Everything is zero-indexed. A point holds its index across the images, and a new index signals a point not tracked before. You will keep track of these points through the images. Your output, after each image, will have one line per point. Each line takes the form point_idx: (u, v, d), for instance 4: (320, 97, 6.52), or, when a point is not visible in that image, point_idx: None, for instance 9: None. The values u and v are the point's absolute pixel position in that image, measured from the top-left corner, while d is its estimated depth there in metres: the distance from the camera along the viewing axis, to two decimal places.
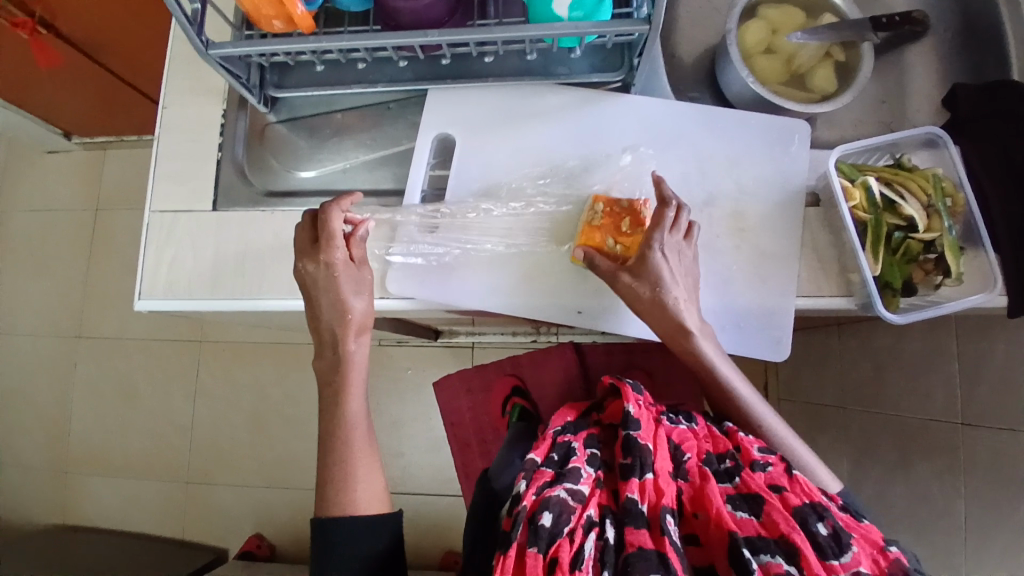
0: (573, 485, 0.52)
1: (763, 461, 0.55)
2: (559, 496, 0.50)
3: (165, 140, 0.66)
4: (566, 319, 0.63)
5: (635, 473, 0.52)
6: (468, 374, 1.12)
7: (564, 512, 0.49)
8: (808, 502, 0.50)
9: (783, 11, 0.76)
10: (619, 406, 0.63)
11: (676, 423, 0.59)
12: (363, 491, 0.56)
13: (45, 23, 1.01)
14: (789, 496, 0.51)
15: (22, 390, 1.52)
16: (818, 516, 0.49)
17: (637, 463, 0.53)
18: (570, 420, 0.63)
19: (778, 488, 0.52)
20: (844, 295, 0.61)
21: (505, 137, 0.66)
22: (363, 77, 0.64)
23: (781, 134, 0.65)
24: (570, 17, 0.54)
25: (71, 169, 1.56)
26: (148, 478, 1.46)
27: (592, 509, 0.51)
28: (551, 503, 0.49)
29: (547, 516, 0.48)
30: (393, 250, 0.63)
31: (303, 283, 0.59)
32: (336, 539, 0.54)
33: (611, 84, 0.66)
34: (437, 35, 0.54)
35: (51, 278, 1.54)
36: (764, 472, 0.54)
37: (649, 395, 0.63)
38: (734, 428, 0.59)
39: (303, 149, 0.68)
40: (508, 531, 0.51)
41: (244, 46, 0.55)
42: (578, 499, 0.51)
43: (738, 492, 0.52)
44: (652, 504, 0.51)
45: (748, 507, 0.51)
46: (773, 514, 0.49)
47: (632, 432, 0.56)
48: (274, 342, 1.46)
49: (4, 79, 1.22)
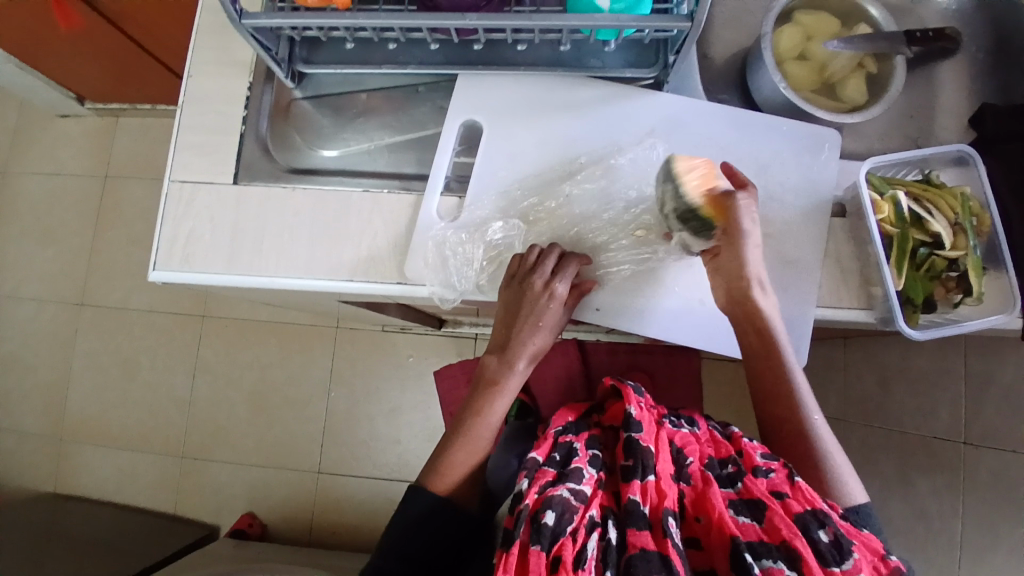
0: (575, 484, 0.52)
1: (766, 466, 0.54)
2: (562, 496, 0.50)
3: (188, 109, 0.66)
4: (583, 314, 0.63)
5: (637, 476, 0.52)
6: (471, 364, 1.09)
7: (567, 512, 0.49)
8: (809, 508, 0.49)
9: (818, 18, 0.76)
10: (619, 408, 0.62)
11: (678, 427, 0.59)
12: (462, 466, 0.61)
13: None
14: (791, 503, 0.50)
15: (22, 354, 1.51)
16: (819, 523, 0.48)
17: (638, 466, 0.53)
18: (571, 420, 0.61)
19: (780, 494, 0.51)
20: (863, 308, 0.61)
21: (534, 126, 0.64)
22: (392, 58, 0.64)
23: (811, 142, 0.64)
24: (611, 10, 0.54)
25: (82, 135, 1.55)
26: (144, 449, 1.46)
27: (595, 510, 0.51)
28: (554, 503, 0.49)
29: (550, 516, 0.48)
30: (442, 230, 0.61)
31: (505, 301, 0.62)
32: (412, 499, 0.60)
33: (642, 81, 0.65)
34: (475, 19, 0.53)
35: (56, 243, 1.53)
36: (767, 478, 0.53)
37: (650, 398, 0.62)
38: (738, 433, 0.60)
39: (328, 128, 0.67)
40: (510, 530, 0.50)
41: (276, 17, 0.54)
42: (581, 499, 0.51)
43: (740, 497, 0.52)
44: (654, 506, 0.51)
45: (749, 512, 0.50)
46: (774, 519, 0.49)
47: (633, 434, 0.55)
48: (277, 322, 1.45)
49: (21, 40, 1.21)
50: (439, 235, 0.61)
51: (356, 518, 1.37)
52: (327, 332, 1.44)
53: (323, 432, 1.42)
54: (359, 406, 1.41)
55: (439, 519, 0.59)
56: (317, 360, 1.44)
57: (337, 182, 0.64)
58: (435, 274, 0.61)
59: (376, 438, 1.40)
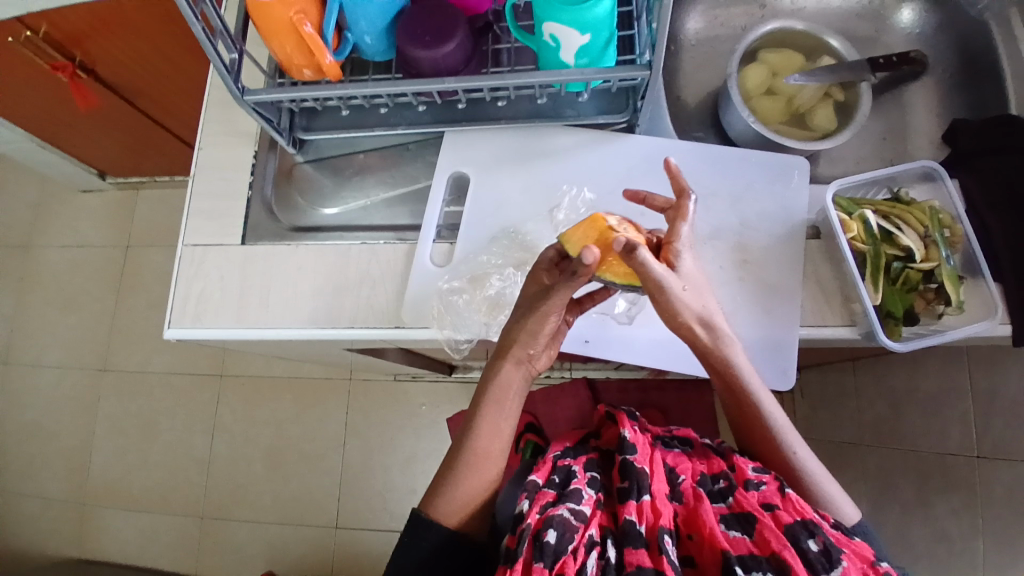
0: (575, 505, 0.53)
1: (757, 479, 0.54)
2: (562, 516, 0.51)
3: (200, 179, 0.71)
4: (573, 347, 0.65)
5: (634, 496, 0.54)
6: None
7: (567, 531, 0.50)
8: (799, 519, 0.50)
9: (782, 56, 0.81)
10: (614, 434, 0.66)
11: (672, 450, 0.62)
12: (468, 497, 0.59)
13: (84, 66, 1.08)
14: (781, 513, 0.51)
15: (47, 422, 1.56)
16: (808, 532, 0.49)
17: (634, 487, 0.55)
18: (570, 445, 0.64)
19: (770, 506, 0.52)
20: (847, 324, 0.62)
21: (516, 174, 0.69)
22: (384, 121, 0.68)
23: (780, 170, 0.67)
24: (576, 65, 0.57)
25: (104, 208, 1.65)
26: (164, 511, 1.48)
27: (594, 529, 0.52)
28: (555, 522, 0.50)
29: (552, 534, 0.49)
30: (455, 286, 0.65)
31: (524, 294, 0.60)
32: (419, 531, 0.58)
33: (616, 125, 0.69)
34: (454, 83, 0.58)
35: (80, 312, 1.60)
36: (758, 491, 0.53)
37: (644, 424, 0.68)
38: (732, 450, 0.61)
39: (327, 188, 0.73)
40: (512, 547, 0.52)
41: (277, 92, 0.60)
42: (581, 518, 0.52)
43: (732, 512, 0.53)
44: (651, 525, 0.52)
45: (740, 526, 0.52)
46: (764, 531, 0.50)
47: (628, 456, 0.58)
48: (292, 376, 1.49)
49: (46, 122, 1.31)
50: (451, 291, 0.65)
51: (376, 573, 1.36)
52: (340, 384, 1.47)
53: (340, 486, 1.42)
54: (374, 457, 1.42)
55: (449, 555, 0.57)
56: (332, 413, 1.46)
57: (338, 238, 0.68)
58: (434, 315, 0.64)
59: (392, 488, 1.40)
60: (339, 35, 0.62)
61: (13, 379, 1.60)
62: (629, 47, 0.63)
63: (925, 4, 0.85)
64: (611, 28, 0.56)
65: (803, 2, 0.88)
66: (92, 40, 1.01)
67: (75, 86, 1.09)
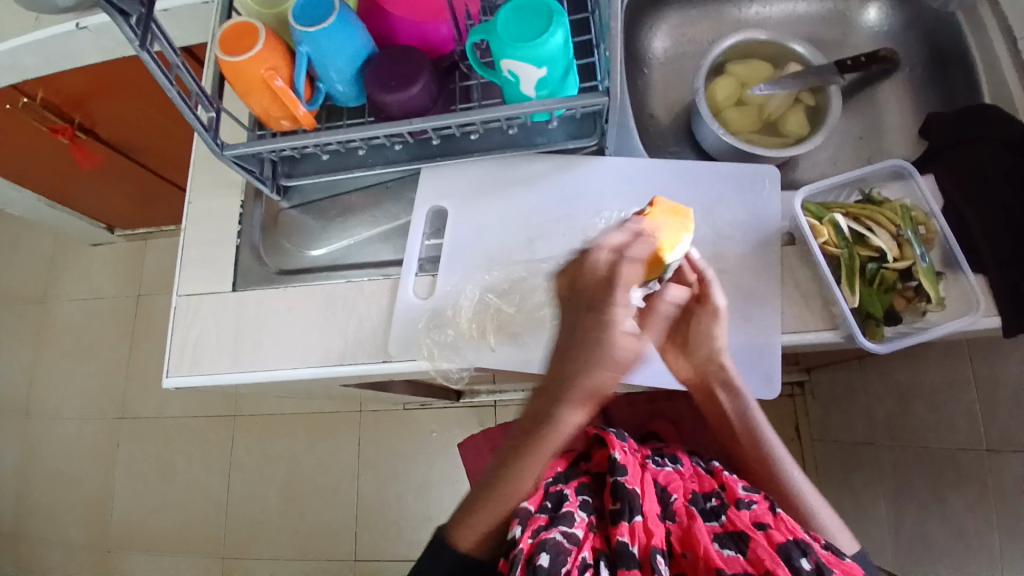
0: (567, 527, 0.56)
1: (748, 499, 0.59)
2: (555, 539, 0.54)
3: (191, 230, 0.74)
4: (557, 369, 0.64)
5: (625, 516, 0.57)
6: None
7: (561, 553, 0.53)
8: (791, 538, 0.54)
9: (750, 66, 0.82)
10: (603, 455, 0.68)
11: (662, 466, 0.66)
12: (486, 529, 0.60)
13: (83, 127, 1.14)
14: (773, 533, 0.54)
15: (70, 471, 1.60)
16: (800, 551, 0.52)
17: (626, 507, 0.57)
18: (560, 470, 0.67)
19: (762, 526, 0.55)
20: (830, 328, 0.62)
21: (490, 206, 0.70)
22: (363, 162, 0.70)
23: (750, 180, 0.67)
24: (537, 96, 0.59)
25: (114, 259, 1.70)
26: (185, 553, 1.50)
27: (588, 551, 0.55)
28: (548, 545, 0.53)
29: (545, 557, 0.52)
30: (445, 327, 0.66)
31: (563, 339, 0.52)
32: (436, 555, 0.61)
33: (586, 149, 0.70)
34: (421, 123, 0.60)
35: (95, 362, 1.65)
36: (750, 509, 0.58)
37: (631, 441, 0.68)
38: (719, 466, 0.67)
39: (314, 229, 0.74)
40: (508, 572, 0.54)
41: (254, 145, 0.62)
42: (573, 541, 0.55)
43: (725, 529, 0.57)
44: (643, 545, 0.55)
45: (734, 544, 0.55)
46: (757, 551, 0.53)
47: (620, 478, 0.61)
48: (303, 413, 1.51)
49: (52, 182, 1.36)
50: (439, 332, 0.66)
51: None
52: (351, 417, 1.49)
53: (356, 518, 1.44)
54: (389, 486, 1.44)
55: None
56: (344, 446, 1.48)
57: (327, 278, 0.70)
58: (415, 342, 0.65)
59: (408, 517, 1.41)
60: (311, 85, 0.64)
61: (34, 434, 1.64)
62: (590, 74, 0.65)
63: (888, 4, 0.86)
64: (567, 58, 0.57)
65: (767, 11, 0.90)
66: (90, 103, 1.07)
67: (77, 146, 1.15)
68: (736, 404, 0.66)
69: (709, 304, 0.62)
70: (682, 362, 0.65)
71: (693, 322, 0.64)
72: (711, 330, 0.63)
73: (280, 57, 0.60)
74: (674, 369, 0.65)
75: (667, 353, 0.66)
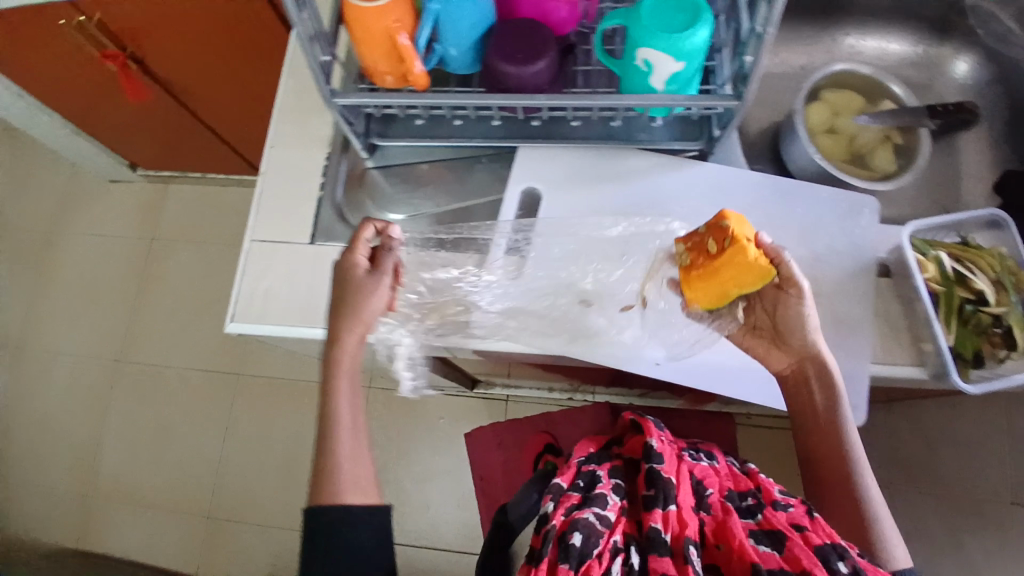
0: (600, 510, 0.58)
1: (785, 501, 0.61)
2: (587, 520, 0.56)
3: (269, 178, 0.71)
4: (644, 369, 0.64)
5: (659, 504, 0.58)
6: (501, 430, 1.38)
7: (592, 535, 0.55)
8: (829, 542, 0.55)
9: (844, 95, 0.82)
10: (638, 442, 0.70)
11: (698, 460, 0.66)
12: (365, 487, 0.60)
13: (135, 58, 1.10)
14: (811, 535, 0.55)
15: (59, 410, 1.55)
16: (838, 555, 0.53)
17: (661, 495, 0.59)
18: (592, 451, 0.69)
19: (799, 527, 0.57)
20: (915, 364, 0.63)
21: (586, 193, 0.68)
22: (459, 132, 0.69)
23: (850, 208, 0.67)
24: (665, 90, 0.58)
25: (133, 200, 1.66)
26: (170, 509, 1.46)
27: (618, 536, 0.57)
28: (580, 525, 0.55)
29: (577, 537, 0.55)
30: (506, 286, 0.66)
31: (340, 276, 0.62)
32: (345, 533, 0.57)
33: (688, 153, 0.70)
34: (543, 99, 0.59)
35: (99, 302, 1.60)
36: (786, 511, 0.59)
37: (668, 433, 0.69)
38: (755, 468, 0.68)
39: (399, 195, 0.72)
40: (540, 547, 0.58)
41: (364, 96, 0.61)
42: (605, 524, 0.57)
43: (761, 527, 0.58)
44: (676, 534, 0.57)
45: (770, 542, 0.56)
46: (794, 550, 0.54)
47: (655, 465, 0.62)
48: (310, 381, 1.49)
49: (88, 111, 1.32)
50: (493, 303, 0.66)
51: None
52: (359, 392, 1.47)
53: None
54: (389, 467, 1.43)
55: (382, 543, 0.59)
56: None
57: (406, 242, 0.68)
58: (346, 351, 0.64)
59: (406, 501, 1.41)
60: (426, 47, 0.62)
61: (27, 368, 1.59)
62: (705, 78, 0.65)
63: (978, 59, 0.87)
64: (702, 58, 0.56)
65: (861, 46, 0.90)
66: (147, 36, 1.04)
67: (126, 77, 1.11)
68: (828, 396, 0.61)
69: (791, 283, 0.58)
70: (778, 355, 0.62)
71: (778, 309, 0.60)
72: (803, 314, 0.59)
73: (407, 11, 0.57)
74: (769, 361, 0.63)
75: (758, 348, 0.63)
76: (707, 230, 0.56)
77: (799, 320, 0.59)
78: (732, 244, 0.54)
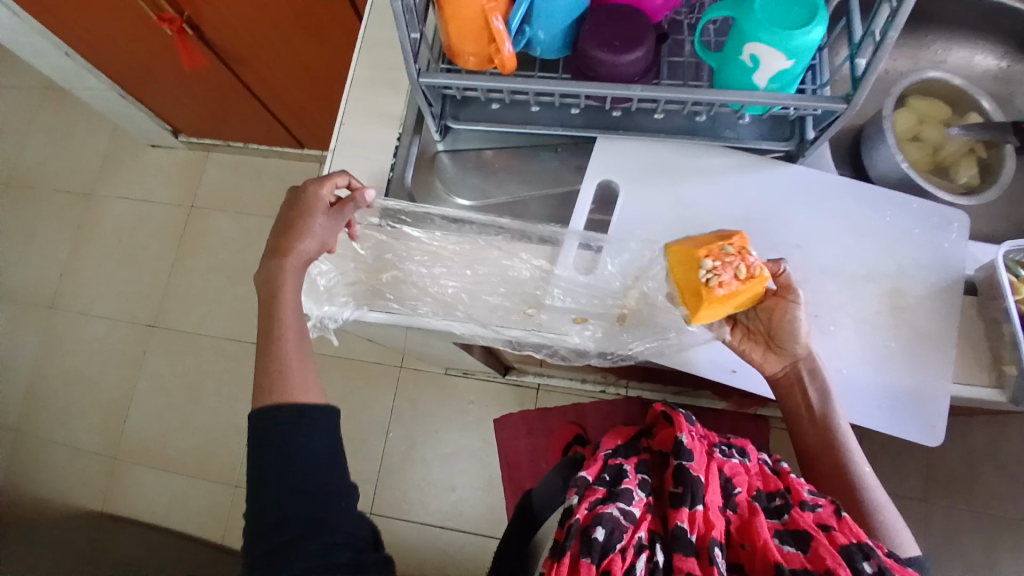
0: (625, 505, 0.55)
1: (813, 501, 0.58)
2: (612, 514, 0.54)
3: (339, 154, 0.70)
4: (720, 376, 0.65)
5: (686, 503, 0.55)
6: (530, 418, 1.40)
7: (617, 529, 0.53)
8: (854, 541, 0.53)
9: (930, 104, 0.78)
10: (669, 434, 0.65)
11: (729, 456, 0.62)
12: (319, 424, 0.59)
13: (191, 23, 1.08)
14: (837, 535, 0.54)
15: (92, 369, 1.57)
16: (864, 555, 0.52)
17: (688, 493, 0.55)
18: (620, 443, 0.65)
19: (826, 527, 0.55)
20: (994, 387, 0.60)
21: (665, 192, 0.67)
22: (536, 119, 0.67)
23: (941, 221, 0.64)
24: (766, 89, 0.55)
25: (174, 166, 1.67)
26: (197, 474, 1.47)
27: (643, 532, 0.55)
28: (605, 520, 0.53)
29: (600, 531, 0.52)
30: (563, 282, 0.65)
31: (298, 199, 0.64)
32: (301, 440, 0.58)
33: (773, 154, 0.67)
34: (639, 90, 0.56)
35: (135, 265, 1.62)
36: (813, 512, 0.56)
37: (700, 427, 0.65)
38: (786, 469, 0.64)
39: (473, 180, 0.71)
40: (561, 541, 0.55)
41: (451, 78, 0.59)
42: (630, 519, 0.55)
43: (787, 528, 0.56)
44: (702, 535, 0.54)
45: (794, 541, 0.54)
46: (819, 549, 0.52)
47: (685, 462, 0.58)
48: (342, 358, 1.50)
49: (138, 74, 1.31)
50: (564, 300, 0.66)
51: (404, 565, 1.37)
52: (391, 371, 1.49)
53: (377, 472, 1.43)
54: (415, 447, 1.44)
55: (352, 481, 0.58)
56: (379, 398, 1.47)
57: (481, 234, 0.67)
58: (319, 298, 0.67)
59: (430, 482, 1.41)
60: None
61: (61, 326, 1.60)
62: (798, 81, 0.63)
63: None
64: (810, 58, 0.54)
65: (944, 57, 0.86)
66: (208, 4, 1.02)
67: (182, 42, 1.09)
68: (822, 395, 0.61)
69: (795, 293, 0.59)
70: (774, 360, 0.63)
71: (775, 314, 0.61)
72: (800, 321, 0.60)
73: None
74: (764, 367, 0.63)
75: (753, 352, 0.63)
76: (738, 252, 0.56)
77: (795, 328, 0.60)
78: (762, 275, 0.55)
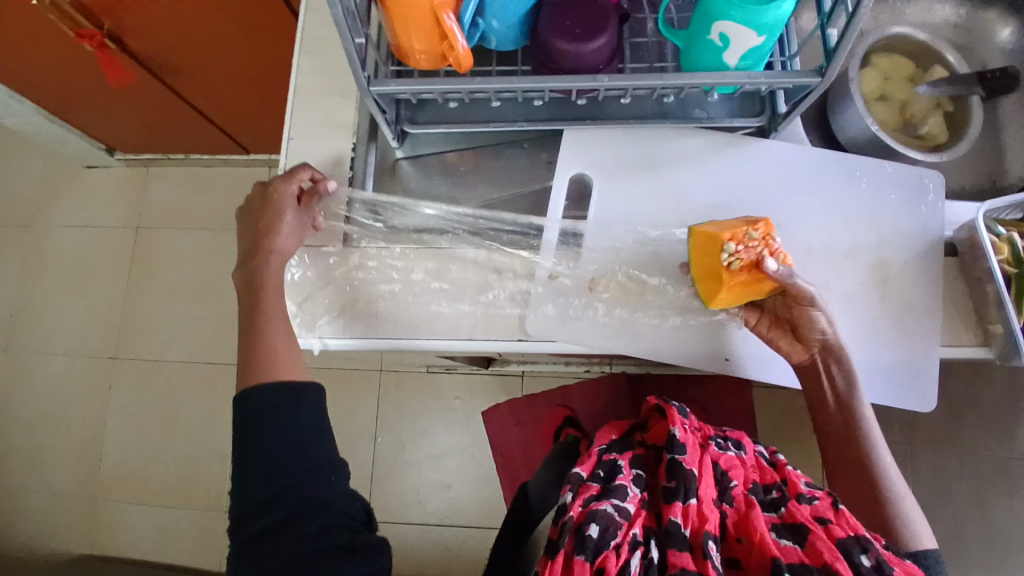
0: (619, 501, 0.54)
1: (809, 494, 0.57)
2: (606, 510, 0.52)
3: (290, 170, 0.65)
4: (714, 366, 0.62)
5: (680, 497, 0.54)
6: (518, 407, 1.34)
7: (611, 526, 0.51)
8: (852, 535, 0.51)
9: (896, 61, 0.77)
10: (662, 429, 0.64)
11: (723, 450, 0.62)
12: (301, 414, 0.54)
13: (112, 35, 0.97)
14: (833, 527, 0.53)
15: (54, 408, 1.48)
16: (861, 548, 0.50)
17: (681, 488, 0.55)
18: (614, 438, 0.64)
19: (822, 519, 0.54)
20: (981, 344, 0.61)
21: (643, 182, 0.65)
22: (498, 116, 0.63)
23: (917, 187, 0.63)
24: (737, 66, 0.53)
25: (114, 185, 1.56)
26: (183, 503, 1.42)
27: (637, 529, 0.52)
28: (599, 516, 0.51)
29: (594, 528, 0.50)
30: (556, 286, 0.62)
31: (264, 202, 0.61)
32: (283, 432, 0.53)
33: (745, 129, 0.65)
34: (607, 81, 0.53)
35: (86, 294, 1.52)
36: (810, 504, 0.56)
37: (693, 419, 0.65)
38: (782, 460, 0.65)
39: (439, 189, 0.67)
40: (554, 539, 0.52)
41: (403, 84, 0.55)
42: (625, 515, 0.53)
43: (783, 520, 0.55)
44: (695, 529, 0.52)
45: (790, 535, 0.53)
46: (816, 543, 0.51)
47: (677, 456, 0.57)
48: (320, 368, 1.45)
49: (58, 94, 1.21)
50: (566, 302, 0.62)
51: (409, 566, 1.35)
52: (371, 375, 1.45)
53: (371, 478, 1.40)
54: (406, 449, 1.41)
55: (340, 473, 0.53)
56: (363, 404, 1.44)
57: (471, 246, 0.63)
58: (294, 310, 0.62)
59: (425, 482, 1.39)
60: None
61: (15, 368, 1.51)
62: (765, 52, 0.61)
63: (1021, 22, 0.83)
64: None
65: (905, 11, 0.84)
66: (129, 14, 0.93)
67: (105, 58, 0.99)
68: (848, 379, 0.60)
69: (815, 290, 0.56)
70: (799, 347, 0.60)
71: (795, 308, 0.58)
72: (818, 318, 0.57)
73: None
74: (791, 355, 0.60)
75: (780, 339, 0.60)
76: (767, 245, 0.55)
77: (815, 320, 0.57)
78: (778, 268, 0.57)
